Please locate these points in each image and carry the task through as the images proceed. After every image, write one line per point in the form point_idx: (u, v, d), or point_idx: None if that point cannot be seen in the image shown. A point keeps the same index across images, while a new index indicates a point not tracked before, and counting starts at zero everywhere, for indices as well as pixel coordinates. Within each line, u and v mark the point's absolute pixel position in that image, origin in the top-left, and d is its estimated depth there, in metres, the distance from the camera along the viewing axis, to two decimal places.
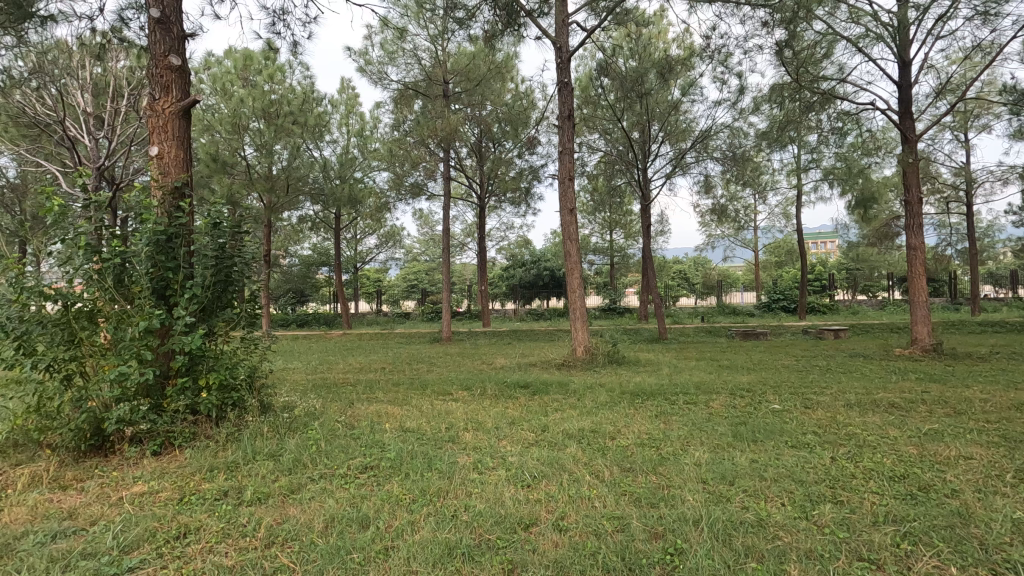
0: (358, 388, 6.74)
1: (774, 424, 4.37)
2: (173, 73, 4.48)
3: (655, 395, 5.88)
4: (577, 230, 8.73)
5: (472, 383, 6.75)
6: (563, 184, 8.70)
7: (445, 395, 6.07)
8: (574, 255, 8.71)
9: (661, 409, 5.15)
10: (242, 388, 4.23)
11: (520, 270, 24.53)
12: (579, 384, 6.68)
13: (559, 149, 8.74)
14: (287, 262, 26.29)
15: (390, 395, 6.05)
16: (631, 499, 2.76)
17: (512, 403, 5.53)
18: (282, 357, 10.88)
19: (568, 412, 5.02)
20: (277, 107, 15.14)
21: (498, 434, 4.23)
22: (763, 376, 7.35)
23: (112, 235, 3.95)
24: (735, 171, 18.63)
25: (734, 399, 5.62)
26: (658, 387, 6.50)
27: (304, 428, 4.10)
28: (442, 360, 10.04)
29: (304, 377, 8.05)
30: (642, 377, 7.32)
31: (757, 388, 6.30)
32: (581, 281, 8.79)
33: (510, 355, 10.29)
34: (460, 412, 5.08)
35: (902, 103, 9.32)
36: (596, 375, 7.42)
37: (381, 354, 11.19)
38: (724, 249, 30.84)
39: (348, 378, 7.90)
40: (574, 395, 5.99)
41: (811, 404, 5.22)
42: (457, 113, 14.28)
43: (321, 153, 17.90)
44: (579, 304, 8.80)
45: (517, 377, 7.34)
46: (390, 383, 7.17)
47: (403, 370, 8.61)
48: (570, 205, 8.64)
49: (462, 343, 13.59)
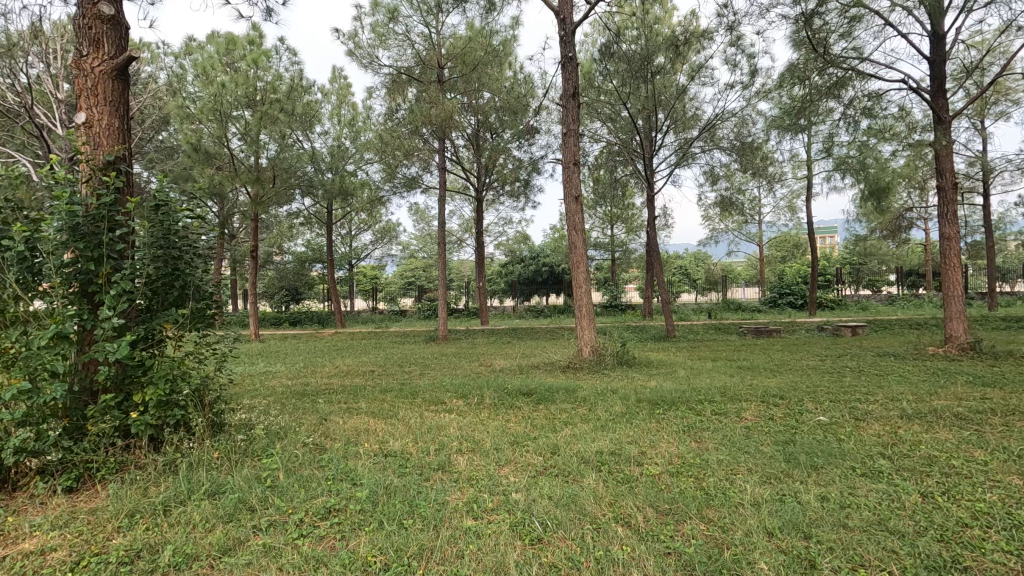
0: (341, 397, 6.01)
1: (829, 444, 3.65)
2: (104, 25, 3.72)
3: (677, 404, 5.16)
4: (583, 219, 7.99)
5: (467, 390, 6.00)
6: (567, 169, 7.97)
7: (437, 405, 5.33)
8: (581, 248, 7.98)
9: (689, 423, 4.41)
10: (189, 406, 3.48)
11: (519, 266, 23.80)
12: (589, 391, 5.94)
13: (563, 131, 8.00)
14: (280, 259, 25.49)
15: (375, 406, 5.31)
16: (682, 566, 2.05)
17: (514, 415, 4.81)
18: (265, 360, 10.11)
19: (580, 427, 4.28)
20: (262, 95, 14.46)
21: (499, 458, 3.49)
22: (791, 379, 6.64)
23: (22, 218, 3.21)
24: (742, 161, 17.92)
25: (769, 409, 4.90)
26: (679, 393, 5.76)
27: (261, 455, 3.36)
28: (437, 362, 9.29)
29: (284, 382, 7.31)
30: (658, 381, 6.60)
31: (790, 394, 5.58)
32: (588, 276, 8.06)
33: (510, 357, 9.55)
34: (455, 427, 4.35)
35: (934, 80, 8.63)
36: (607, 380, 6.70)
37: (373, 356, 10.45)
38: (728, 244, 30.09)
39: (332, 383, 7.14)
40: (585, 404, 5.25)
41: (860, 415, 4.50)
42: (452, 99, 13.51)
43: (311, 144, 17.09)
44: (585, 301, 8.06)
45: (518, 381, 6.61)
46: (378, 390, 6.44)
47: (394, 374, 7.87)
48: (575, 192, 7.91)
49: (460, 343, 12.85)
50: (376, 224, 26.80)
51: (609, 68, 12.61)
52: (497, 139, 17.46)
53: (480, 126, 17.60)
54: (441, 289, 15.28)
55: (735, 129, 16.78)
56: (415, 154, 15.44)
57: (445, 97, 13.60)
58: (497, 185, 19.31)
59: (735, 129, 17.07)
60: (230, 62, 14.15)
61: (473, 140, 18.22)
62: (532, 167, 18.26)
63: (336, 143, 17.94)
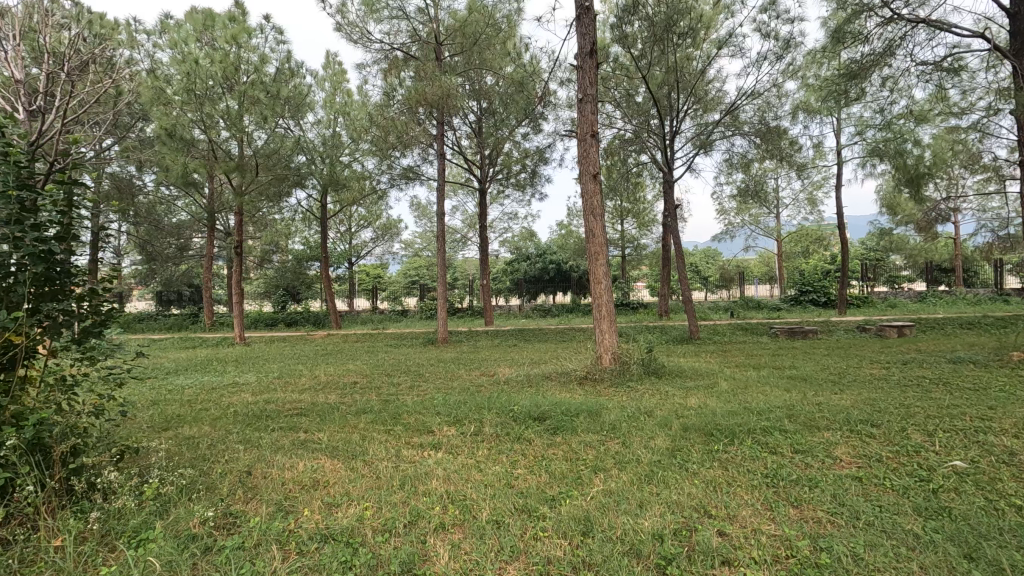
0: (307, 421, 4.79)
1: (1010, 520, 2.36)
2: None
3: (740, 434, 3.90)
4: (602, 200, 6.73)
5: (463, 413, 4.75)
6: (583, 142, 6.71)
7: (420, 437, 4.09)
8: (600, 236, 6.72)
9: (770, 471, 3.15)
10: (19, 468, 2.26)
11: (525, 264, 22.58)
12: (618, 413, 4.70)
13: (579, 98, 6.75)
14: (277, 258, 24.38)
15: (340, 440, 4.06)
16: None
17: (524, 454, 3.57)
18: (239, 369, 8.93)
19: (619, 478, 3.02)
20: (246, 76, 13.30)
21: (502, 546, 2.24)
22: (865, 395, 5.35)
23: None
24: (766, 147, 16.62)
25: (867, 446, 3.62)
26: (733, 416, 4.49)
27: (121, 550, 2.12)
28: (433, 371, 8.05)
29: (247, 400, 6.08)
30: (700, 398, 5.33)
31: (881, 419, 4.29)
32: (608, 270, 6.81)
33: (516, 364, 8.28)
34: (441, 479, 3.10)
35: (1015, 38, 7.31)
36: (638, 398, 5.45)
37: (363, 363, 9.25)
38: (745, 239, 28.67)
39: (302, 400, 5.92)
40: (615, 434, 4.02)
41: (1007, 459, 3.23)
42: (452, 76, 12.22)
43: (302, 133, 15.93)
44: (605, 299, 6.81)
45: (529, 399, 5.37)
46: (351, 411, 5.23)
47: (381, 387, 6.63)
48: (593, 169, 6.65)
49: (461, 347, 11.62)
50: (375, 221, 25.70)
51: (627, 38, 11.30)
52: (501, 126, 16.25)
53: (482, 113, 16.40)
54: (441, 288, 14.03)
55: (759, 111, 15.49)
56: (413, 142, 14.22)
57: (444, 74, 12.37)
58: (501, 177, 18.07)
59: (759, 113, 15.81)
60: (210, 41, 12.95)
61: (474, 128, 17.00)
62: (540, 157, 17.00)
63: (329, 132, 16.76)
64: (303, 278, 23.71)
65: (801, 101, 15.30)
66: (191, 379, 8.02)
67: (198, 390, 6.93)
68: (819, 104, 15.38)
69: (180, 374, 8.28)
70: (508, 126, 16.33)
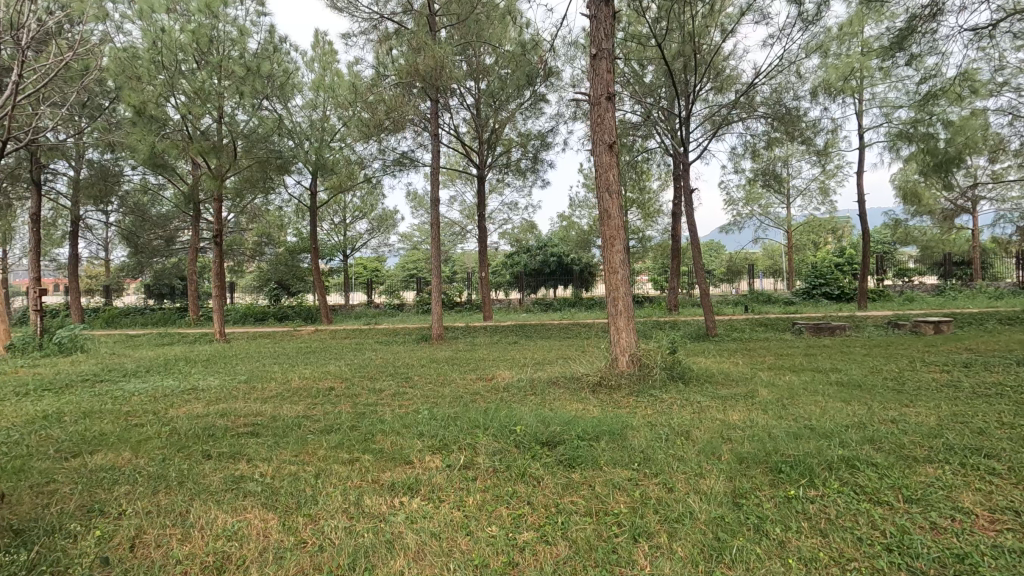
0: (255, 444, 3.79)
1: None
2: None
3: (819, 468, 2.94)
4: (620, 175, 5.72)
5: (453, 435, 3.78)
6: (597, 107, 5.71)
7: (394, 473, 3.12)
8: (616, 219, 5.72)
9: (892, 542, 2.17)
10: None
11: (525, 256, 21.62)
12: (649, 436, 3.72)
13: (593, 56, 5.73)
14: (267, 251, 23.31)
15: (286, 477, 3.07)
16: None
17: (530, 505, 2.60)
18: (207, 371, 7.92)
19: (670, 560, 2.05)
20: (224, 50, 12.25)
21: None
22: (944, 409, 4.39)
23: None
24: (781, 130, 15.60)
25: (1001, 492, 2.65)
26: (797, 441, 3.50)
27: None
28: (424, 374, 7.06)
29: (197, 411, 5.07)
30: (744, 414, 4.35)
31: (993, 446, 3.32)
32: (625, 258, 5.82)
33: (517, 367, 7.29)
34: (411, 554, 2.13)
35: None
36: (668, 413, 4.46)
37: (347, 364, 8.25)
38: (754, 230, 27.63)
39: (262, 413, 4.94)
40: (653, 469, 3.03)
41: None
42: (447, 47, 11.17)
43: (289, 115, 14.87)
44: (621, 292, 5.83)
45: (534, 413, 4.39)
46: (317, 428, 4.27)
47: (360, 396, 5.64)
48: (609, 138, 5.65)
49: (457, 344, 10.64)
50: (370, 211, 24.65)
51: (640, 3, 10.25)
52: (500, 109, 15.21)
53: (480, 94, 15.37)
54: (435, 281, 13.03)
55: (776, 90, 14.48)
56: (406, 124, 13.21)
57: (437, 43, 11.31)
58: (501, 163, 17.05)
59: (776, 93, 14.77)
60: (184, 11, 11.90)
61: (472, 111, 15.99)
62: (542, 142, 15.96)
63: (317, 115, 15.69)
64: (293, 271, 22.63)
65: (823, 81, 14.28)
66: (148, 383, 7.03)
67: (149, 398, 5.95)
68: (841, 85, 14.37)
69: (138, 378, 7.29)
70: (508, 108, 15.29)
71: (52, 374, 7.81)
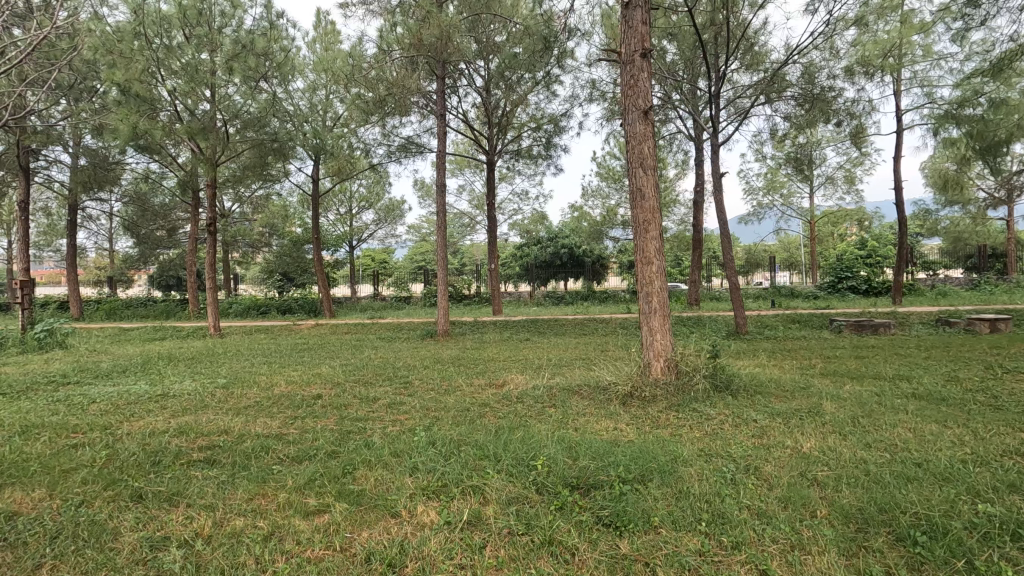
0: (204, 479, 2.98)
1: None
2: None
3: (973, 541, 2.07)
4: (656, 149, 4.84)
5: (451, 470, 2.93)
6: (629, 68, 4.84)
7: (371, 535, 2.30)
8: (652, 202, 4.83)
9: None
10: None
11: (535, 248, 20.76)
12: (709, 475, 2.85)
13: (623, 9, 4.86)
14: (271, 242, 22.58)
15: (225, 539, 2.25)
16: None
17: None
18: (187, 372, 7.19)
19: None
20: (214, 24, 11.42)
21: None
22: None
23: None
24: (811, 113, 14.54)
25: None
26: (913, 488, 2.60)
27: None
28: (426, 378, 6.23)
29: (154, 426, 4.29)
30: (820, 441, 3.48)
31: None
32: (661, 247, 4.94)
33: (532, 370, 6.44)
34: None
35: None
36: (722, 438, 3.60)
37: (343, 364, 7.50)
38: (775, 221, 26.44)
39: (228, 428, 4.14)
40: (732, 537, 2.17)
41: None
42: (451, 17, 10.24)
43: (287, 96, 14.04)
44: (656, 286, 4.96)
45: (557, 438, 3.53)
46: (289, 454, 3.45)
47: (349, 407, 4.81)
48: (642, 104, 4.78)
49: (463, 341, 9.82)
50: (376, 202, 23.84)
51: None
52: (510, 90, 14.30)
53: (489, 75, 14.45)
54: (441, 272, 12.15)
55: (808, 68, 13.41)
56: (409, 105, 12.32)
57: (441, 11, 10.36)
58: (511, 150, 16.17)
59: (807, 71, 13.73)
60: None
61: (480, 94, 15.07)
62: (554, 126, 15.05)
63: (318, 98, 14.86)
64: (296, 263, 21.86)
65: (859, 58, 13.20)
66: (118, 387, 6.26)
67: (110, 406, 5.19)
68: (879, 62, 13.27)
69: (109, 381, 6.56)
70: (518, 89, 14.36)
71: (16, 374, 7.06)
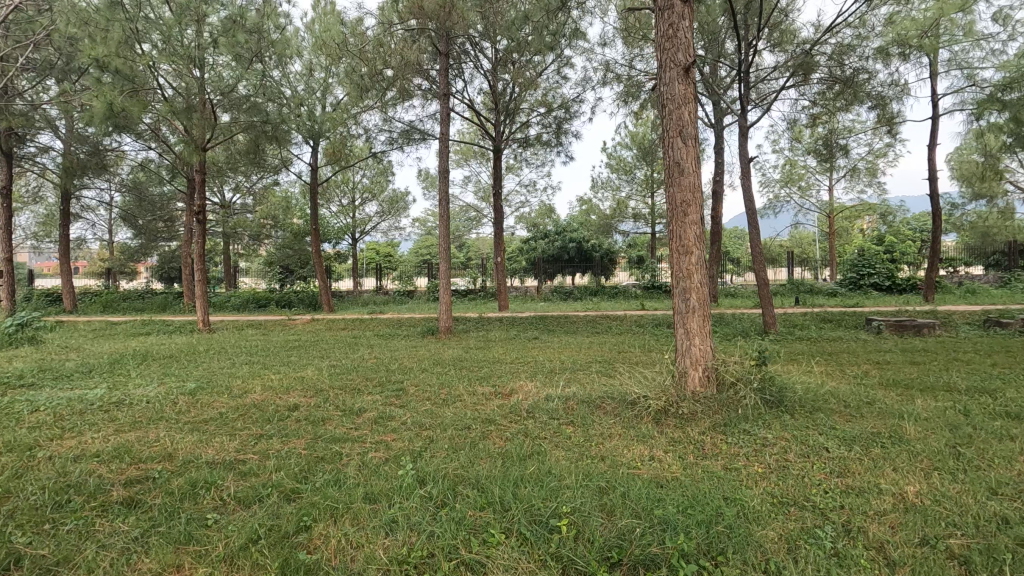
0: (111, 535, 2.21)
1: None
2: None
3: None
4: (696, 114, 4.04)
5: (441, 530, 2.14)
6: (664, 18, 4.07)
7: None
8: (692, 178, 4.02)
9: None
10: None
11: (543, 242, 19.92)
12: (801, 544, 2.04)
13: None
14: (271, 233, 21.86)
15: None
16: None
17: None
18: (158, 374, 6.44)
19: None
20: None
21: None
22: None
23: None
24: (839, 99, 13.60)
25: None
26: None
27: None
28: (423, 385, 5.42)
29: (86, 447, 3.50)
30: (925, 484, 2.67)
31: None
32: (702, 234, 4.13)
33: (544, 375, 5.66)
34: None
35: None
36: (795, 475, 2.79)
37: (332, 366, 6.74)
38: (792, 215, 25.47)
39: (173, 452, 3.36)
40: None
41: None
42: None
43: (283, 79, 13.26)
44: (697, 280, 4.13)
45: (583, 475, 2.72)
46: (234, 492, 2.67)
47: (328, 423, 4.02)
48: (681, 58, 4.00)
49: (467, 340, 9.04)
50: (379, 193, 23.08)
51: None
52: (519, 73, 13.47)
53: (497, 57, 13.59)
54: (443, 264, 11.32)
55: (838, 49, 12.49)
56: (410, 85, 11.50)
57: None
58: (518, 137, 15.34)
59: (837, 53, 12.81)
60: None
61: (487, 77, 14.23)
62: (565, 112, 14.20)
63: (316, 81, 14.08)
64: (297, 256, 21.14)
65: (895, 38, 12.24)
66: (72, 392, 5.47)
67: (51, 417, 4.41)
68: (917, 43, 12.30)
69: (68, 385, 5.82)
70: (526, 72, 13.51)
71: None
